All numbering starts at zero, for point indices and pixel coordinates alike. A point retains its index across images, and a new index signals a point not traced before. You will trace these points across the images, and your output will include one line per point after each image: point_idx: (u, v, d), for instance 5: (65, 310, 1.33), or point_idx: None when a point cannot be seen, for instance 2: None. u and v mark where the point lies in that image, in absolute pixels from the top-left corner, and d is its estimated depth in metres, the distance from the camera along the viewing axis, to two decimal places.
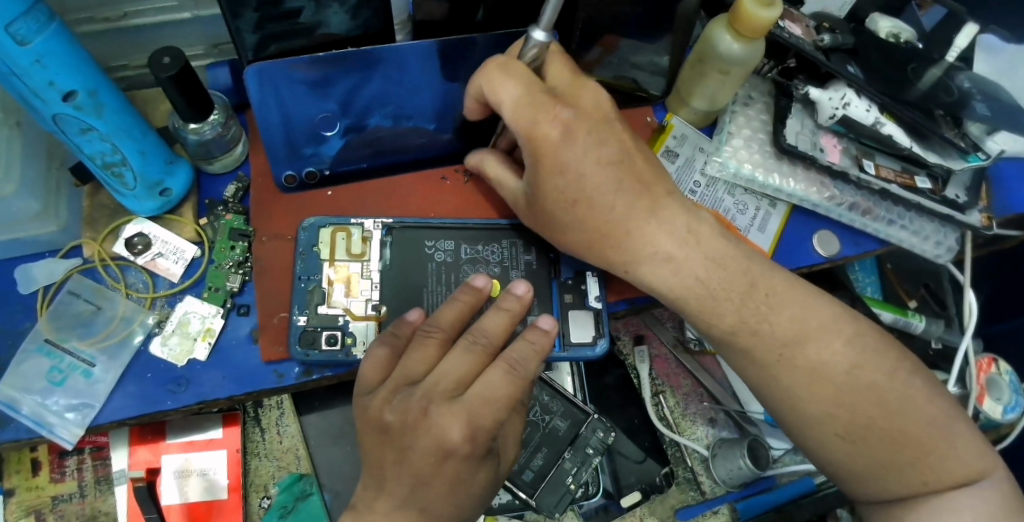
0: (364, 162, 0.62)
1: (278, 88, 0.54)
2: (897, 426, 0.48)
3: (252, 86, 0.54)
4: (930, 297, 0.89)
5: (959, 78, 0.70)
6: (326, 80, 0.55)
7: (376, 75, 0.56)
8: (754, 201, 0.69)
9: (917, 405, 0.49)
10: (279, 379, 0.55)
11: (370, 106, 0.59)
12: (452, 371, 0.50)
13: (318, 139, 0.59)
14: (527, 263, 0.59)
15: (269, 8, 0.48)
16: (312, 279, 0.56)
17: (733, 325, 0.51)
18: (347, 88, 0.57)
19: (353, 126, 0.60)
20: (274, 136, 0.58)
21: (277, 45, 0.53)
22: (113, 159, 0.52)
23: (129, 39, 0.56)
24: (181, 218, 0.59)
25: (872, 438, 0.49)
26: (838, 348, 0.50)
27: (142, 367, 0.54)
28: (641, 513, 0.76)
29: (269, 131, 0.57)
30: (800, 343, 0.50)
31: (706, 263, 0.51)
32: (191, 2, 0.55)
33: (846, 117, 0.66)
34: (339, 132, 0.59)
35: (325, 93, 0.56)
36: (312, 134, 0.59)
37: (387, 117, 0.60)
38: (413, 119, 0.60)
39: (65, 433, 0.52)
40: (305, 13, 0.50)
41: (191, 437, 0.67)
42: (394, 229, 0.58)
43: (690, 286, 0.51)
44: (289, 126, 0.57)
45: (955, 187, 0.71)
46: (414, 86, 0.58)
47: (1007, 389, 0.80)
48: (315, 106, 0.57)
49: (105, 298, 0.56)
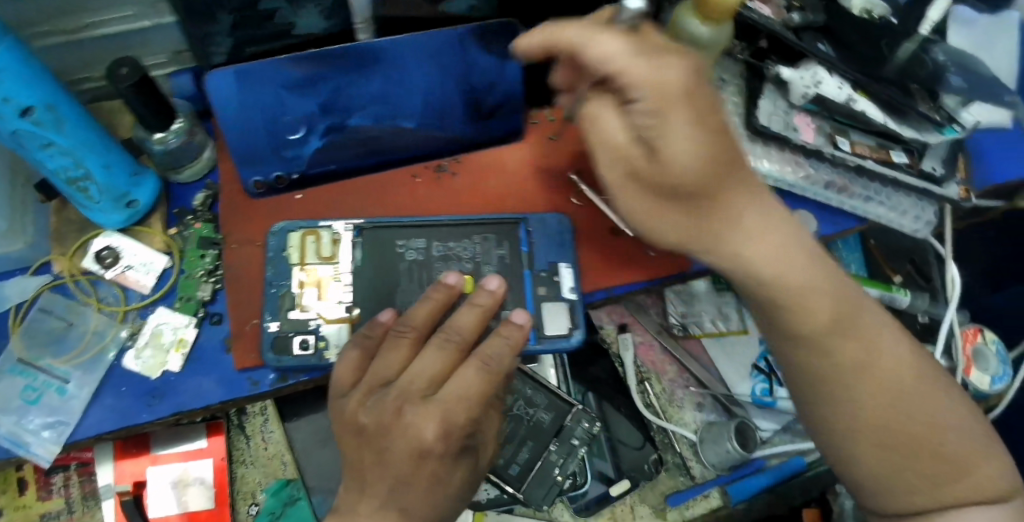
0: (333, 164, 0.61)
1: (262, 89, 0.54)
2: (880, 406, 0.47)
3: (246, 80, 0.54)
4: (916, 273, 0.88)
5: (936, 52, 0.69)
6: (320, 78, 0.55)
7: (364, 74, 0.56)
8: None
9: (926, 401, 0.47)
10: (254, 387, 0.55)
11: (355, 107, 0.58)
12: (425, 371, 0.51)
13: (286, 144, 0.58)
14: (500, 257, 0.59)
15: (245, 11, 0.50)
16: (283, 284, 0.55)
17: (819, 330, 0.47)
18: (332, 89, 0.56)
19: (334, 128, 0.58)
20: (238, 138, 0.56)
21: (252, 47, 0.55)
22: (76, 174, 0.51)
23: (90, 50, 0.55)
24: (150, 228, 0.58)
25: (864, 428, 0.47)
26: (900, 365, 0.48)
27: (117, 381, 0.54)
28: (631, 501, 0.76)
29: (231, 134, 0.56)
30: (855, 346, 0.48)
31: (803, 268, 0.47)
32: (152, 10, 0.54)
33: (819, 95, 0.65)
34: (320, 133, 0.58)
35: (308, 93, 0.56)
36: (283, 138, 0.57)
37: (376, 117, 0.59)
38: (404, 120, 0.60)
39: (42, 451, 0.52)
40: (281, 15, 0.52)
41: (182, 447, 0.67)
42: (365, 230, 0.57)
43: (784, 290, 0.47)
44: (257, 128, 0.56)
45: (932, 160, 0.70)
46: (413, 87, 0.58)
47: (994, 359, 0.79)
48: (303, 105, 0.56)
49: (78, 313, 0.56)
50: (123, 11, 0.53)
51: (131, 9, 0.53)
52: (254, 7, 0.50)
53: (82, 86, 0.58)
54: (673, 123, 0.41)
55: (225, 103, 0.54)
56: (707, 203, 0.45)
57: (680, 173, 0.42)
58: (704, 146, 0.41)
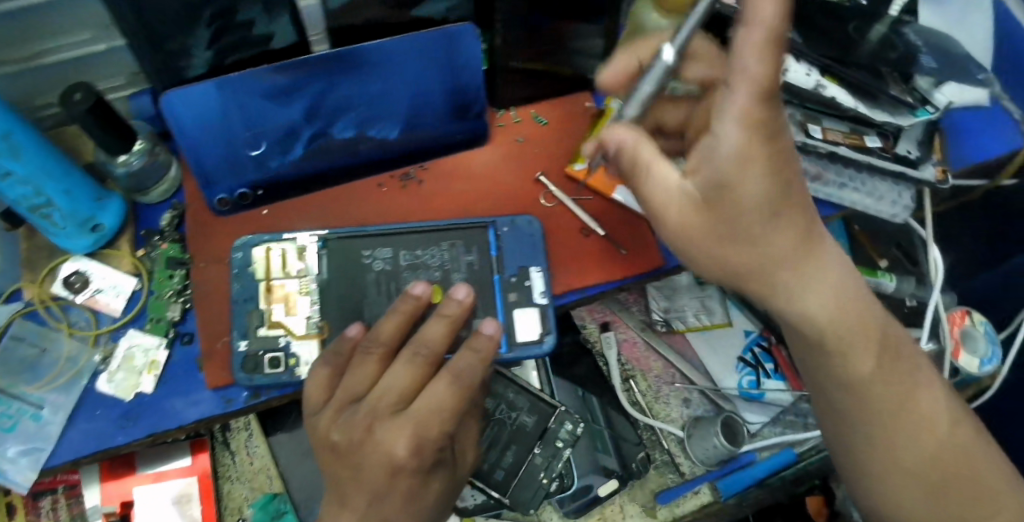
0: (304, 171, 0.61)
1: (240, 101, 0.54)
2: (892, 435, 0.46)
3: (223, 91, 0.54)
4: (903, 257, 0.88)
5: (905, 32, 0.68)
6: (297, 87, 0.55)
7: (342, 82, 0.56)
8: None
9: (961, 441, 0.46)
10: (228, 405, 0.55)
11: (338, 112, 0.58)
12: (394, 386, 0.51)
13: (260, 156, 0.58)
14: (468, 264, 0.58)
15: (224, 18, 0.49)
16: (249, 301, 0.55)
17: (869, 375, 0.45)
18: (311, 98, 0.56)
19: (313, 136, 0.59)
20: (211, 154, 0.57)
21: (231, 59, 0.55)
22: (38, 202, 0.51)
23: (47, 76, 0.55)
24: (117, 250, 0.59)
25: (859, 418, 0.46)
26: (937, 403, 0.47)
27: (91, 405, 0.54)
28: (621, 501, 0.77)
29: (203, 151, 0.56)
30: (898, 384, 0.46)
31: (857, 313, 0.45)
32: (105, 33, 0.53)
33: (786, 83, 0.64)
34: (305, 141, 0.59)
35: (288, 103, 0.56)
36: (257, 151, 0.58)
37: (357, 122, 0.60)
38: (385, 122, 0.60)
39: (19, 477, 0.52)
40: (258, 25, 0.52)
41: (164, 468, 0.67)
42: (330, 240, 0.57)
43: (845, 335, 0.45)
44: (232, 142, 0.57)
45: (907, 142, 0.69)
46: (394, 88, 0.58)
47: (983, 341, 0.78)
48: (284, 114, 0.57)
49: (50, 339, 0.56)
50: (78, 36, 0.52)
51: (86, 34, 0.52)
52: (232, 15, 0.49)
53: (44, 112, 0.59)
54: (751, 168, 0.39)
55: (200, 116, 0.54)
56: (774, 249, 0.42)
57: (750, 215, 0.40)
58: (776, 186, 0.40)
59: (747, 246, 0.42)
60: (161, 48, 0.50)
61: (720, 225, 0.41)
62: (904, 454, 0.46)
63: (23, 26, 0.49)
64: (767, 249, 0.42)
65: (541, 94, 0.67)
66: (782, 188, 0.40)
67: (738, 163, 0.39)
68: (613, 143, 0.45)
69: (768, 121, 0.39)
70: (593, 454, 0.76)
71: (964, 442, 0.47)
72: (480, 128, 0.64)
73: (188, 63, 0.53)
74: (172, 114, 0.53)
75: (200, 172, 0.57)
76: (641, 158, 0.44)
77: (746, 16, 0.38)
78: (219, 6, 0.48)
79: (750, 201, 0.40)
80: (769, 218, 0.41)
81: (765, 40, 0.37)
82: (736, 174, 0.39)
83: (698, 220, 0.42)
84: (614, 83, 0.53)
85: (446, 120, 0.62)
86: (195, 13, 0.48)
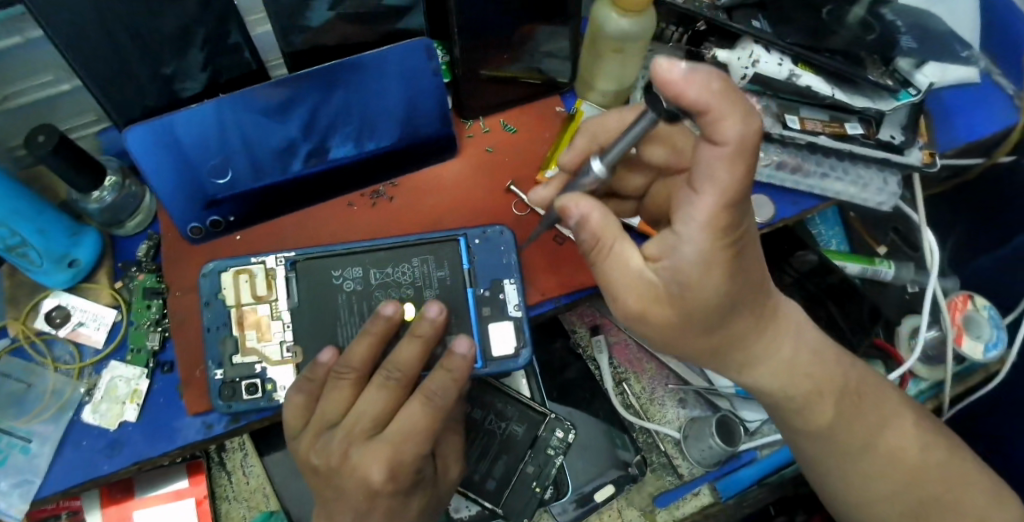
0: (299, 187, 0.61)
1: (238, 118, 0.56)
2: (857, 464, 0.52)
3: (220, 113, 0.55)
4: (901, 242, 0.86)
5: (883, 14, 0.67)
6: (291, 105, 0.57)
7: (338, 94, 0.57)
8: None
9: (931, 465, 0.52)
10: (208, 430, 0.56)
11: (332, 127, 0.59)
12: (368, 411, 0.51)
13: (261, 170, 0.59)
14: (440, 280, 0.58)
15: (214, 42, 0.52)
16: (222, 328, 0.56)
17: (829, 421, 0.51)
18: (308, 111, 0.57)
19: (312, 151, 0.60)
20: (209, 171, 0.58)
21: (225, 77, 0.57)
22: (14, 241, 0.53)
23: (16, 120, 0.56)
24: (96, 284, 0.60)
25: (829, 449, 0.52)
26: (904, 432, 0.53)
27: (77, 436, 0.56)
28: (619, 506, 0.75)
29: (201, 168, 0.57)
30: (864, 422, 0.52)
31: (813, 357, 0.51)
32: (67, 74, 0.55)
33: (758, 75, 0.63)
34: (302, 157, 0.60)
35: (286, 118, 0.57)
36: (256, 165, 0.59)
37: (351, 136, 0.60)
38: (377, 134, 0.61)
39: (12, 510, 0.54)
40: (245, 47, 0.54)
41: (177, 487, 0.68)
42: (299, 262, 0.57)
43: (799, 381, 0.50)
44: (227, 160, 0.58)
45: (890, 128, 0.67)
46: (383, 100, 0.59)
47: (987, 325, 0.74)
48: (279, 132, 0.58)
49: (36, 374, 0.57)
50: (40, 78, 0.54)
51: (49, 75, 0.54)
52: (223, 36, 0.52)
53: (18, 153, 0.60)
54: (713, 271, 0.42)
55: (199, 134, 0.55)
56: (729, 332, 0.47)
57: (708, 309, 0.44)
58: (735, 285, 0.43)
59: (703, 333, 0.46)
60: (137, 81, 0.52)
61: (678, 316, 0.45)
62: (878, 478, 0.52)
63: None
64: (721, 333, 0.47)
65: (505, 99, 0.66)
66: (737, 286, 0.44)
67: (701, 267, 0.42)
68: (576, 212, 0.47)
69: (734, 226, 0.42)
70: (613, 449, 0.75)
71: (937, 462, 0.52)
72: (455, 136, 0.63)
73: (182, 85, 0.55)
74: (171, 132, 0.54)
75: (200, 189, 0.58)
76: (607, 237, 0.46)
77: (712, 139, 0.40)
78: (212, 27, 0.51)
79: (708, 298, 0.43)
80: (725, 309, 0.45)
81: (733, 160, 0.39)
82: (698, 275, 0.42)
83: (657, 307, 0.46)
84: (574, 162, 0.56)
85: (433, 130, 0.62)
86: (190, 30, 0.50)
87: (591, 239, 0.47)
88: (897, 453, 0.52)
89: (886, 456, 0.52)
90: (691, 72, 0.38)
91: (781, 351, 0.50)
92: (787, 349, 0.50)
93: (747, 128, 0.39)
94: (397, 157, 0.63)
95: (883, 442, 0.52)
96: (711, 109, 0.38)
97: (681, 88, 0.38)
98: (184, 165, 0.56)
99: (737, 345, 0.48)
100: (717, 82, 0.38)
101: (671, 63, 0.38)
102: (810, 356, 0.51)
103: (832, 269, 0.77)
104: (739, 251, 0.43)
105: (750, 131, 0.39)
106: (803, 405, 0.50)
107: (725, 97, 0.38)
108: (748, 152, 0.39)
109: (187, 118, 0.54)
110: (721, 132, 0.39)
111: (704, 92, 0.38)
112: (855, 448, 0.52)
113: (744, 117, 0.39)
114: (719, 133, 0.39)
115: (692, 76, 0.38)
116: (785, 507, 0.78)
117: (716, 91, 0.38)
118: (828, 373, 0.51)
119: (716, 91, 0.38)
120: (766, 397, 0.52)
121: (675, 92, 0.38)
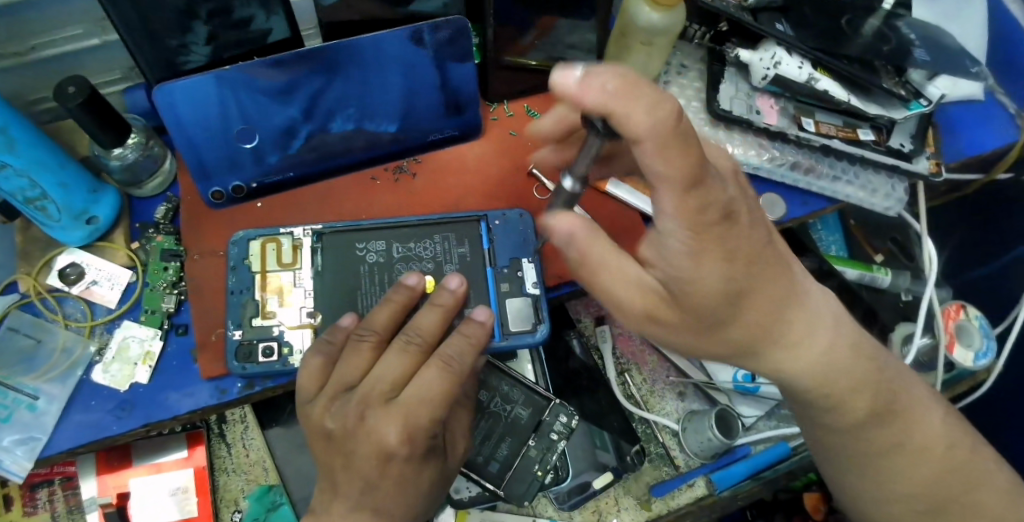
0: (312, 167, 0.62)
1: (239, 95, 0.55)
2: (889, 456, 0.53)
3: (214, 92, 0.55)
4: (897, 251, 0.89)
5: (900, 26, 0.67)
6: (290, 86, 0.56)
7: (338, 77, 0.57)
8: (751, 143, 0.68)
9: (947, 453, 0.53)
10: (222, 395, 0.56)
11: (332, 109, 0.59)
12: (387, 374, 0.50)
13: (264, 149, 0.59)
14: (461, 256, 0.60)
15: (219, 19, 0.51)
16: (244, 292, 0.57)
17: (858, 417, 0.51)
18: (308, 93, 0.57)
19: (312, 133, 0.60)
20: (211, 149, 0.58)
21: (229, 54, 0.56)
22: (34, 194, 0.53)
23: (44, 71, 0.57)
24: (112, 243, 0.60)
25: (856, 448, 0.53)
26: (926, 423, 0.53)
27: (86, 395, 0.55)
28: (616, 494, 0.75)
29: (205, 146, 0.58)
30: (892, 421, 0.52)
31: (853, 349, 0.49)
32: (97, 28, 0.55)
33: (779, 76, 0.64)
34: (303, 138, 0.60)
35: (286, 99, 0.57)
36: (256, 145, 0.59)
37: (351, 119, 0.60)
38: (378, 120, 0.61)
39: (15, 467, 0.53)
40: (256, 21, 0.53)
41: (158, 459, 0.66)
42: (324, 235, 0.58)
43: (838, 386, 0.49)
44: (231, 136, 0.58)
45: (900, 136, 0.69)
46: (381, 87, 0.59)
47: (978, 335, 0.75)
48: (279, 114, 0.58)
49: (45, 330, 0.57)
50: (70, 31, 0.55)
51: (78, 29, 0.55)
52: (228, 14, 0.51)
53: (40, 106, 0.61)
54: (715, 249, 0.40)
55: (199, 109, 0.55)
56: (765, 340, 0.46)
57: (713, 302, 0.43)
58: (774, 287, 0.44)
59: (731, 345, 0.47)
60: (154, 49, 0.52)
61: None
62: (899, 474, 0.53)
63: (16, 21, 0.52)
64: (751, 331, 0.45)
65: (529, 86, 0.67)
66: (773, 281, 0.44)
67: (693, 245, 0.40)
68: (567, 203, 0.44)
69: (707, 198, 0.38)
70: (593, 451, 0.75)
71: (950, 454, 0.53)
72: (472, 119, 0.64)
73: (186, 58, 0.54)
74: (173, 106, 0.54)
75: (199, 166, 0.58)
76: (606, 249, 0.44)
77: (628, 137, 0.37)
78: (216, 4, 0.50)
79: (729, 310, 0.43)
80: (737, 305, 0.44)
81: (664, 145, 0.36)
82: (684, 267, 0.42)
83: (655, 294, 0.44)
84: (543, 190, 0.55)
85: (441, 117, 0.63)
86: (193, 9, 0.49)
87: (595, 248, 0.45)
88: (919, 446, 0.52)
89: (904, 449, 0.53)
90: (585, 80, 0.37)
91: (814, 341, 0.47)
92: (819, 327, 0.48)
93: (656, 116, 0.36)
94: (405, 140, 0.63)
95: (909, 428, 0.52)
96: (613, 111, 0.37)
97: (578, 97, 0.38)
98: (186, 141, 0.57)
99: (780, 340, 0.46)
100: (612, 81, 0.36)
101: (565, 74, 0.38)
102: (846, 332, 0.50)
103: (833, 273, 0.79)
104: (716, 226, 0.39)
105: (665, 105, 0.35)
106: (839, 390, 0.49)
107: (624, 93, 0.36)
108: (679, 130, 0.36)
109: (187, 91, 0.53)
110: (631, 128, 0.36)
111: (595, 96, 0.36)
112: (878, 438, 0.52)
113: (653, 102, 0.36)
114: (630, 129, 0.36)
115: (583, 84, 0.37)
116: (764, 511, 0.83)
117: (613, 90, 0.36)
118: (867, 354, 0.51)
119: (610, 91, 0.36)
120: (816, 390, 0.50)
121: (576, 100, 0.38)
